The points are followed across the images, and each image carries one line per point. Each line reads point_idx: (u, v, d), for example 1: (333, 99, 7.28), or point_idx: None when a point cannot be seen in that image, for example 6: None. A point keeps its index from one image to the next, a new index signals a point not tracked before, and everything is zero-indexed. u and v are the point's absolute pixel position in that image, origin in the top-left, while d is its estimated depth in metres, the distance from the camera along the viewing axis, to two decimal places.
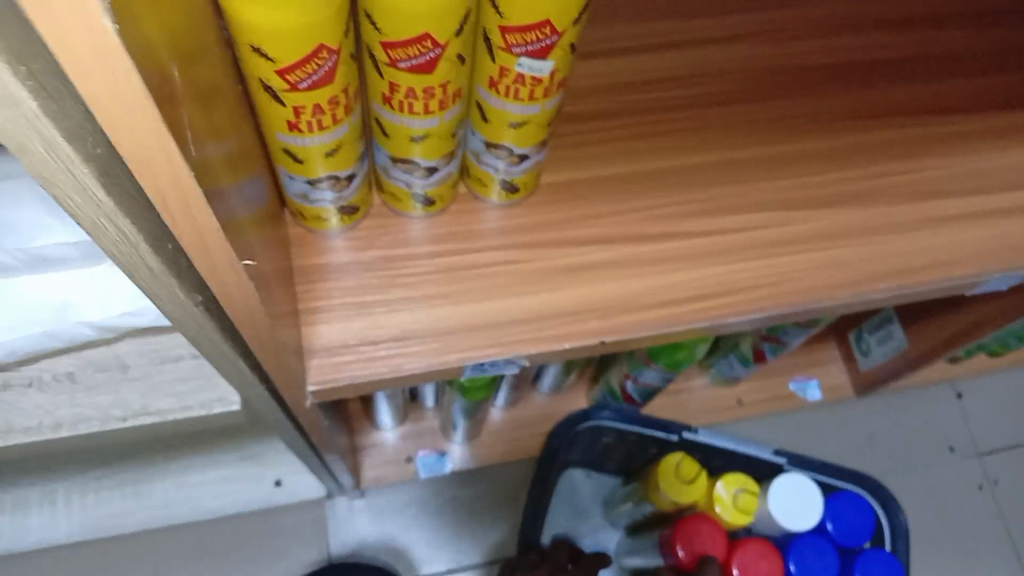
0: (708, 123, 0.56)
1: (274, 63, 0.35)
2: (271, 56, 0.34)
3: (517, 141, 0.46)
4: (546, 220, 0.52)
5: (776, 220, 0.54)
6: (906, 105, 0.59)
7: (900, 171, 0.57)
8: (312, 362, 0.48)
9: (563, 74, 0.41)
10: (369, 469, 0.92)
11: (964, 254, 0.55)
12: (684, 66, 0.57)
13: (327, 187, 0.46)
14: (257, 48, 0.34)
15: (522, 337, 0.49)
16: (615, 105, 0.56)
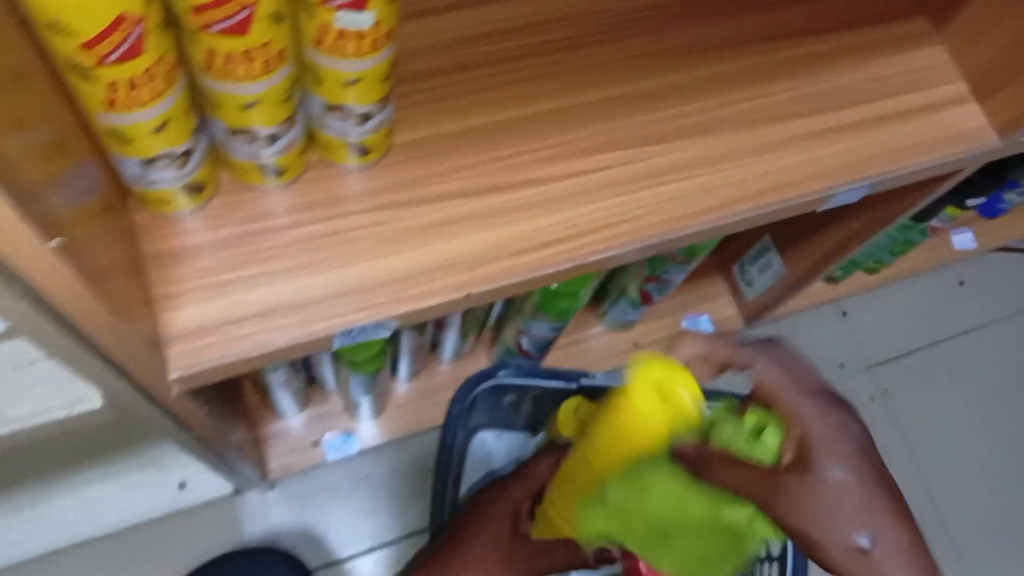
0: (557, 68, 0.56)
1: (75, 37, 0.33)
2: (70, 31, 0.33)
3: (357, 100, 0.45)
4: (403, 179, 0.52)
5: (631, 157, 0.55)
6: (748, 33, 0.60)
7: (747, 98, 0.58)
8: (172, 348, 0.47)
9: (390, 26, 0.40)
10: (276, 459, 0.91)
11: (812, 172, 0.57)
12: (528, 14, 0.58)
13: (164, 166, 0.44)
14: (52, 23, 0.32)
15: (387, 300, 0.49)
16: (462, 58, 0.56)
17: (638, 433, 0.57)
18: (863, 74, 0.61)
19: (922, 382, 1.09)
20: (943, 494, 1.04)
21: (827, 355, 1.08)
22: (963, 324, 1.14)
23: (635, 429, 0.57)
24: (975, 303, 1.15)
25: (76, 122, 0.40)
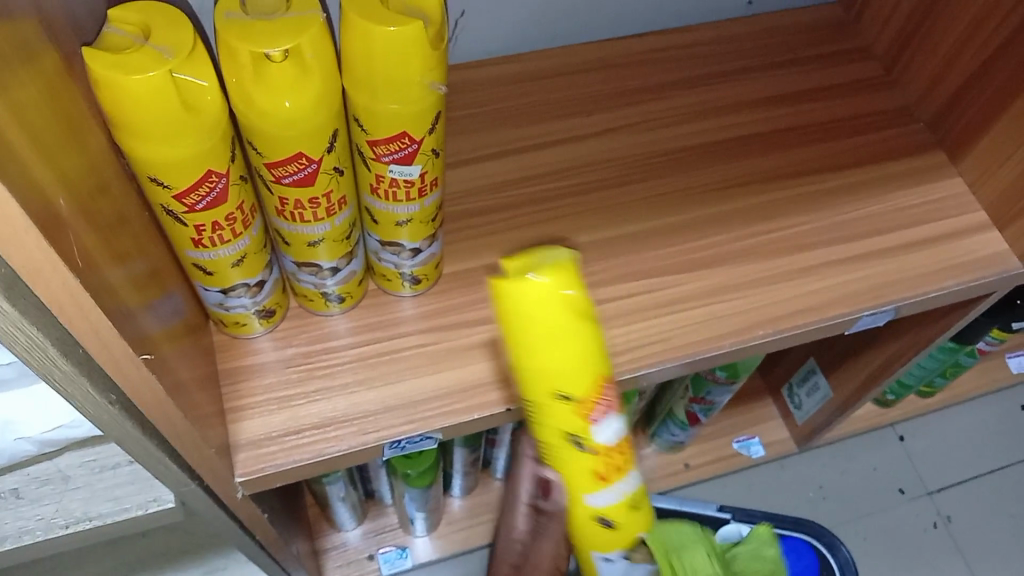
0: (592, 205, 0.63)
1: (171, 188, 0.41)
2: (166, 184, 0.40)
3: (408, 237, 0.52)
4: (450, 304, 0.58)
5: (658, 284, 0.60)
6: (770, 172, 0.66)
7: (768, 230, 0.63)
8: (239, 456, 0.52)
9: (434, 175, 0.47)
10: (332, 571, 0.93)
11: (833, 298, 0.61)
12: (565, 159, 0.65)
13: (241, 294, 0.51)
14: (154, 178, 0.40)
15: (433, 414, 0.54)
16: (507, 198, 0.63)
17: None
18: (881, 207, 0.65)
19: (990, 512, 1.06)
20: None
21: (886, 480, 1.06)
22: None
23: (535, 331, 0.37)
24: None
25: (170, 255, 0.48)
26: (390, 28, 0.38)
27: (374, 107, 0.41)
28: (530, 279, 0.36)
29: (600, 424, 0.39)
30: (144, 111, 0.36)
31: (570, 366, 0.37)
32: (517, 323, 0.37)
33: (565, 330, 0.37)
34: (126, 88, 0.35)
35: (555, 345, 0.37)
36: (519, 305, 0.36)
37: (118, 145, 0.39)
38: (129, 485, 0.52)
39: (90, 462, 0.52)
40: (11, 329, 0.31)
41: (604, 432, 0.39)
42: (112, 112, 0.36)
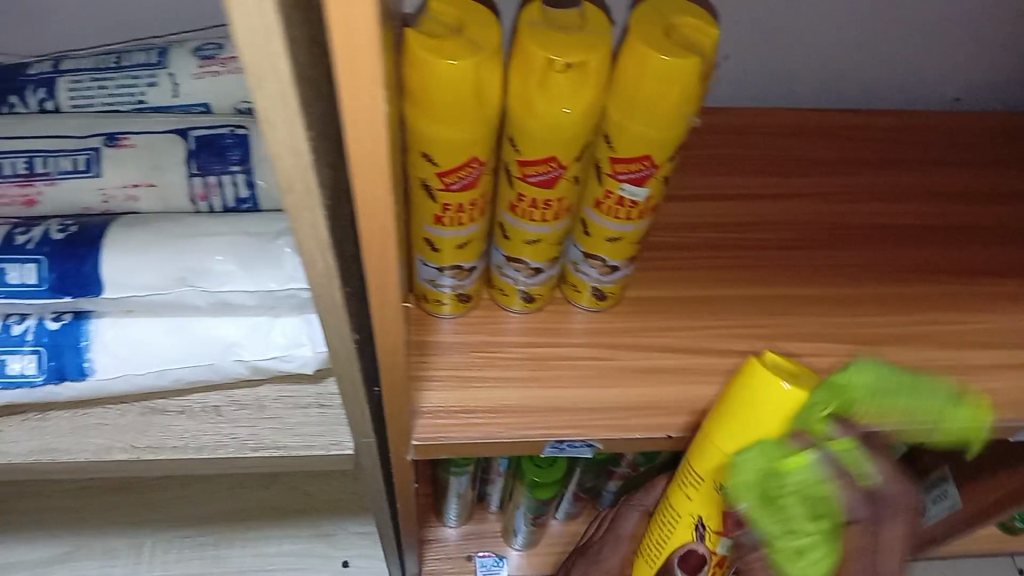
0: (776, 261, 0.65)
1: (437, 166, 0.45)
2: (435, 161, 0.45)
3: (611, 254, 0.55)
4: (626, 326, 0.61)
5: (833, 350, 0.61)
6: (958, 265, 0.66)
7: (948, 320, 0.63)
8: (418, 421, 0.56)
9: (655, 201, 0.51)
10: (430, 562, 0.96)
11: (1010, 399, 0.60)
12: (755, 214, 0.67)
13: (451, 275, 0.55)
14: (427, 153, 0.45)
15: (598, 423, 0.57)
16: (694, 240, 0.65)
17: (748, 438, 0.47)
18: None
19: None
20: None
21: None
22: None
23: (749, 432, 0.46)
24: None
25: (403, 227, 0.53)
26: (667, 57, 0.41)
27: (629, 126, 0.45)
28: (765, 404, 0.45)
29: (733, 530, 0.52)
30: (444, 92, 0.41)
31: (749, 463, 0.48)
32: (739, 420, 0.47)
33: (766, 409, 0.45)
34: (436, 68, 0.39)
35: (754, 447, 0.47)
36: (755, 414, 0.46)
37: (404, 118, 0.43)
38: (316, 425, 0.56)
39: (286, 397, 0.57)
40: (315, 251, 0.35)
41: (729, 539, 0.53)
42: (417, 88, 0.41)
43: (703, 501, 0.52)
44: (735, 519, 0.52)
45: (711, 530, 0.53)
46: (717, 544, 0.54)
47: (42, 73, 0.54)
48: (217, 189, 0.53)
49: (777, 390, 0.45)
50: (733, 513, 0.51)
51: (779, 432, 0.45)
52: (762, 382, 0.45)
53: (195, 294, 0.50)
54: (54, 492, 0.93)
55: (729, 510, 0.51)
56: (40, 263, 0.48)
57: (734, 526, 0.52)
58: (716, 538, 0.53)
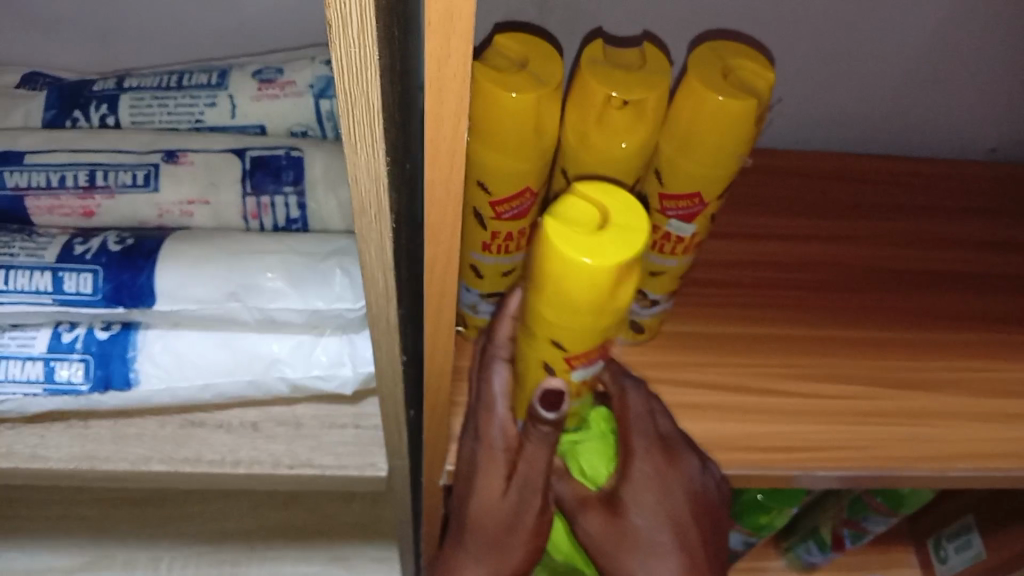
0: (814, 302, 0.65)
1: (491, 195, 0.46)
2: (489, 190, 0.46)
3: (654, 288, 0.55)
4: (662, 360, 0.61)
5: (867, 393, 0.61)
6: (991, 314, 0.66)
7: (982, 368, 0.63)
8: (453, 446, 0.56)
9: (700, 237, 0.51)
10: None
11: None
12: (790, 254, 0.68)
13: (493, 302, 0.56)
14: (482, 182, 0.46)
15: None
16: (730, 277, 0.66)
17: (562, 307, 0.42)
18: None
19: None
20: None
21: None
22: None
23: (566, 303, 0.41)
24: None
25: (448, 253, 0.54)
26: (722, 98, 0.42)
27: (680, 162, 0.46)
28: (582, 269, 0.39)
29: (583, 365, 0.47)
30: (506, 123, 0.42)
31: (575, 330, 0.43)
32: (557, 284, 0.40)
33: (574, 279, 0.39)
34: (500, 100, 0.41)
35: (581, 314, 0.42)
36: (564, 282, 0.40)
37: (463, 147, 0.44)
38: (352, 445, 0.57)
39: (322, 416, 0.58)
40: (379, 273, 0.36)
41: (582, 369, 0.48)
42: (480, 118, 0.42)
43: (538, 351, 0.47)
44: (584, 358, 0.46)
45: (558, 373, 0.48)
46: (573, 380, 0.49)
47: (106, 90, 0.56)
48: (269, 210, 0.54)
49: (576, 256, 0.38)
50: (581, 355, 0.46)
51: (598, 292, 0.40)
52: (563, 258, 0.39)
53: (246, 310, 0.51)
54: (77, 502, 0.94)
55: (572, 356, 0.46)
56: (96, 273, 0.50)
57: (584, 362, 0.47)
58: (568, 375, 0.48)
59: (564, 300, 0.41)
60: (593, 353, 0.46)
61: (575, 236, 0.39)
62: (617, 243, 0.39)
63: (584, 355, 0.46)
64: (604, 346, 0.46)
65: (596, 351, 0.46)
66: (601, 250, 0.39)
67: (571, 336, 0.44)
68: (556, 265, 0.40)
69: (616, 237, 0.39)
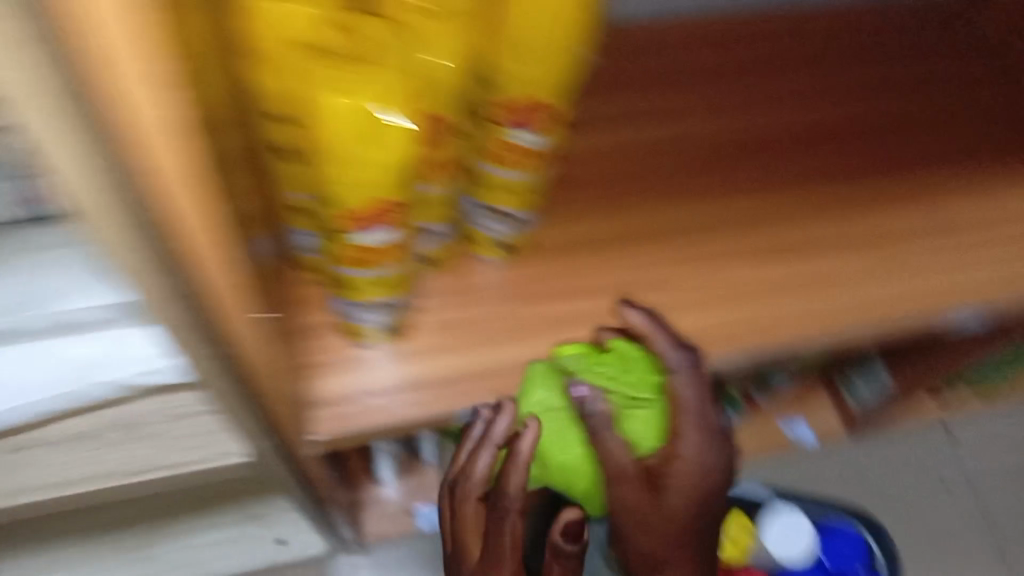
0: (687, 184, 0.61)
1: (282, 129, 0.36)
2: (278, 123, 0.36)
3: (515, 208, 0.47)
4: (532, 274, 0.56)
5: (750, 268, 0.58)
6: (864, 163, 0.63)
7: (861, 220, 0.60)
8: (314, 414, 0.51)
9: (553, 145, 0.44)
10: (372, 525, 0.94)
11: (930, 295, 0.58)
12: (653, 133, 0.63)
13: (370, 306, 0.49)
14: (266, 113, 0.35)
15: (513, 384, 0.53)
16: (593, 169, 0.61)
17: (320, 155, 0.35)
18: (980, 208, 0.63)
19: None
20: None
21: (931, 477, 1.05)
22: None
23: (323, 152, 0.35)
24: None
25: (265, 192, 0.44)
26: None
27: (509, 66, 0.38)
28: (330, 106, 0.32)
29: (368, 227, 0.40)
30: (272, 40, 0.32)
31: (341, 185, 0.36)
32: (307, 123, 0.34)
33: (322, 117, 0.33)
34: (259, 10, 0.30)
35: (338, 164, 0.35)
36: (312, 119, 0.33)
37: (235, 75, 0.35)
38: (202, 436, 0.50)
39: None
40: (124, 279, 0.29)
41: (368, 232, 0.41)
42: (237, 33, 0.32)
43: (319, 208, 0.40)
44: (365, 218, 0.39)
45: (344, 233, 0.41)
46: (363, 243, 0.42)
47: None
48: None
49: (315, 89, 0.32)
50: (360, 214, 0.39)
51: (346, 134, 0.33)
52: (310, 93, 0.32)
53: None
54: None
55: (350, 215, 0.39)
56: None
57: (367, 223, 0.40)
58: (353, 237, 0.41)
59: (319, 146, 0.34)
60: (372, 214, 0.39)
61: (321, 72, 0.32)
62: (360, 79, 0.32)
63: (363, 216, 0.39)
64: (388, 207, 0.39)
65: (373, 212, 0.39)
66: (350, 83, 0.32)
67: (341, 192, 0.37)
68: (303, 104, 0.33)
69: (360, 71, 0.32)
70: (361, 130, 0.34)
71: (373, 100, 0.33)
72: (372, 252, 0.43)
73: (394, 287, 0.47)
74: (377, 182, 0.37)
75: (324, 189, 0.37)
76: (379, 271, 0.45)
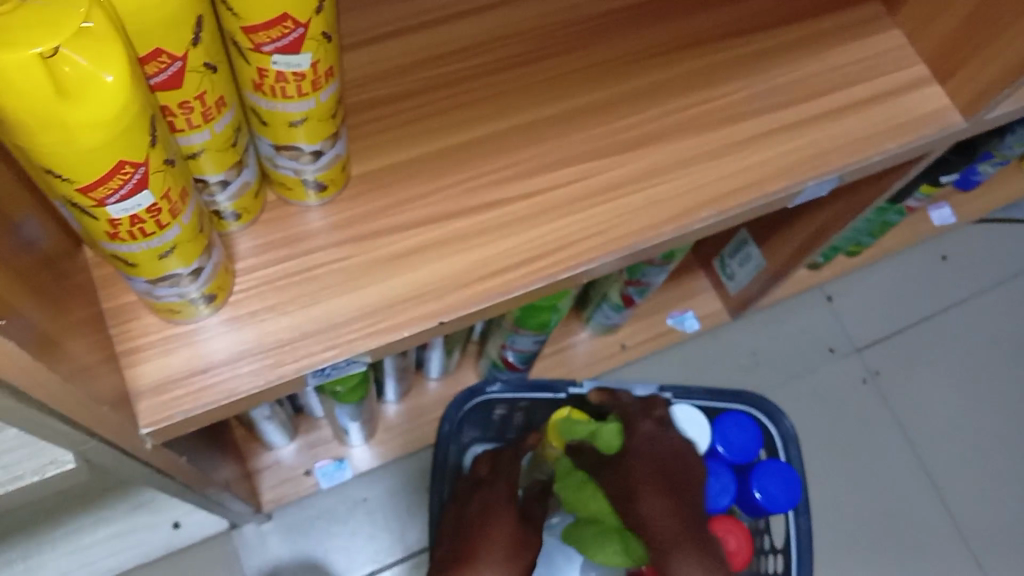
0: (515, 84, 0.56)
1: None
2: None
3: (307, 139, 0.44)
4: (364, 212, 0.51)
5: (594, 169, 0.54)
6: (700, 34, 0.59)
7: (702, 100, 0.58)
8: (140, 405, 0.46)
9: (328, 64, 0.40)
10: (268, 491, 0.92)
11: (776, 170, 0.57)
12: (478, 33, 0.57)
13: (169, 285, 0.42)
14: None
15: (358, 335, 0.49)
16: (417, 83, 0.55)
17: (16, 122, 0.28)
18: (821, 66, 0.60)
19: (912, 363, 1.10)
20: (938, 468, 1.05)
21: (815, 340, 1.09)
22: (949, 300, 1.15)
23: (18, 117, 0.28)
24: (959, 279, 1.16)
25: None
26: None
27: None
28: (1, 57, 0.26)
29: (117, 200, 0.34)
30: None
31: (58, 154, 0.30)
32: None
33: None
34: None
35: (43, 130, 0.29)
36: None
37: None
38: (18, 449, 0.45)
39: None
40: None
41: (121, 206, 0.34)
42: None
43: (48, 184, 0.33)
44: (108, 189, 0.33)
45: (90, 212, 0.34)
46: (121, 218, 0.35)
47: None
48: None
49: None
50: (99, 187, 0.32)
51: (36, 93, 0.27)
52: None
53: None
54: None
55: (87, 190, 0.32)
56: None
57: (114, 195, 0.33)
58: (107, 212, 0.34)
59: (10, 110, 0.28)
60: (118, 181, 0.33)
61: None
62: (35, 22, 0.26)
63: (107, 185, 0.32)
64: (133, 172, 0.33)
65: (118, 176, 0.32)
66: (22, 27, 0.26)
67: (65, 161, 0.30)
68: None
69: (36, 13, 0.26)
70: (54, 84, 0.28)
71: (58, 42, 0.26)
72: (138, 227, 0.36)
73: (185, 256, 0.41)
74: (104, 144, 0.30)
75: (42, 162, 0.31)
76: (159, 243, 0.38)
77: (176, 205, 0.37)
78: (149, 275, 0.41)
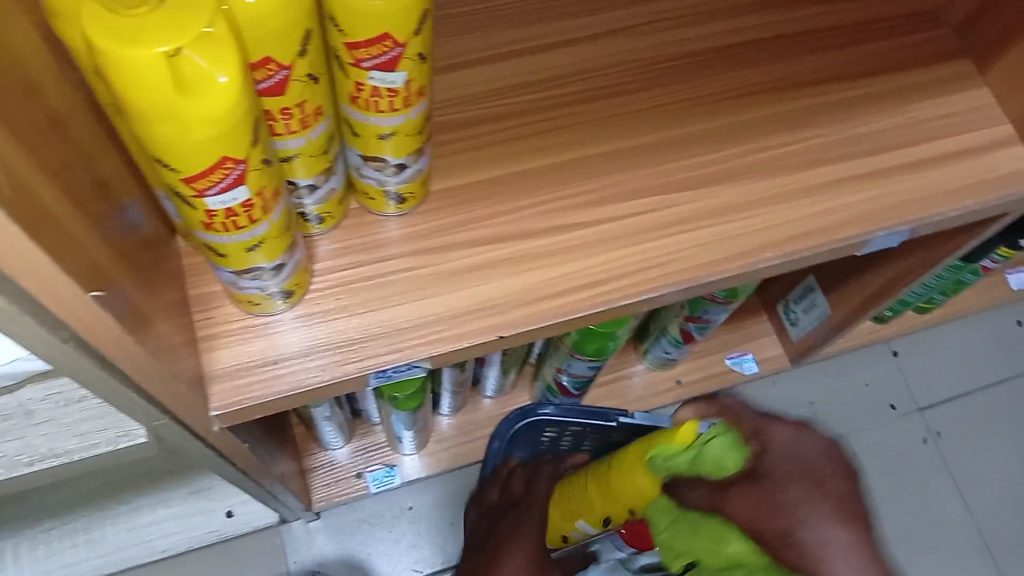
0: (594, 115, 0.57)
1: (98, 84, 0.33)
2: (93, 75, 0.33)
3: (393, 152, 0.46)
4: (438, 225, 0.53)
5: (664, 202, 0.55)
6: (780, 79, 0.60)
7: (777, 144, 0.58)
8: (213, 388, 0.49)
9: (421, 82, 0.42)
10: (319, 490, 0.95)
11: (847, 217, 0.57)
12: (563, 64, 0.59)
13: (253, 277, 0.45)
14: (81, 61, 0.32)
15: (422, 342, 0.51)
16: (500, 107, 0.57)
17: (137, 114, 0.31)
18: (901, 118, 0.60)
19: (978, 429, 1.07)
20: (996, 540, 1.02)
21: (876, 396, 1.07)
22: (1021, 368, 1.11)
23: (138, 110, 0.31)
24: None
25: (111, 152, 0.40)
26: None
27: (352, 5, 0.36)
28: (132, 57, 0.29)
29: (216, 192, 0.36)
30: None
31: (170, 144, 0.33)
32: (109, 76, 0.30)
33: (128, 72, 0.29)
34: None
35: (160, 122, 0.32)
36: (117, 76, 0.29)
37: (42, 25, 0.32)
38: (98, 419, 0.48)
39: (54, 395, 0.47)
40: None
41: (219, 198, 0.37)
42: None
43: (156, 173, 0.36)
44: (210, 181, 0.36)
45: (191, 201, 0.37)
46: (215, 210, 0.38)
47: None
48: None
49: (114, 41, 0.28)
50: (202, 178, 0.35)
51: (159, 88, 0.30)
52: (103, 42, 0.28)
53: None
54: None
55: (192, 180, 0.35)
56: None
57: (214, 187, 0.36)
58: (205, 204, 0.37)
59: (133, 104, 0.31)
60: (218, 173, 0.35)
61: (116, 18, 0.29)
62: (167, 25, 0.29)
63: (209, 178, 0.35)
64: (234, 167, 0.36)
65: (220, 171, 0.35)
66: (152, 29, 0.29)
67: (174, 152, 0.33)
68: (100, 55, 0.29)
69: (169, 15, 0.29)
70: (175, 81, 0.30)
71: (183, 45, 0.29)
72: (231, 219, 0.39)
73: (270, 252, 0.43)
74: (212, 137, 0.33)
75: (154, 151, 0.33)
76: (248, 237, 0.41)
77: (268, 202, 0.40)
78: (236, 266, 0.43)
